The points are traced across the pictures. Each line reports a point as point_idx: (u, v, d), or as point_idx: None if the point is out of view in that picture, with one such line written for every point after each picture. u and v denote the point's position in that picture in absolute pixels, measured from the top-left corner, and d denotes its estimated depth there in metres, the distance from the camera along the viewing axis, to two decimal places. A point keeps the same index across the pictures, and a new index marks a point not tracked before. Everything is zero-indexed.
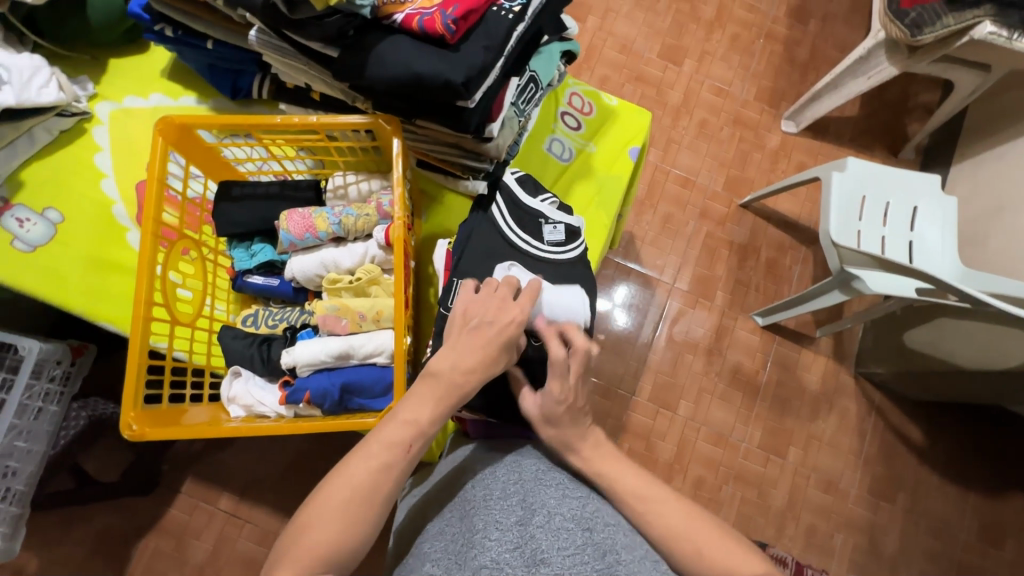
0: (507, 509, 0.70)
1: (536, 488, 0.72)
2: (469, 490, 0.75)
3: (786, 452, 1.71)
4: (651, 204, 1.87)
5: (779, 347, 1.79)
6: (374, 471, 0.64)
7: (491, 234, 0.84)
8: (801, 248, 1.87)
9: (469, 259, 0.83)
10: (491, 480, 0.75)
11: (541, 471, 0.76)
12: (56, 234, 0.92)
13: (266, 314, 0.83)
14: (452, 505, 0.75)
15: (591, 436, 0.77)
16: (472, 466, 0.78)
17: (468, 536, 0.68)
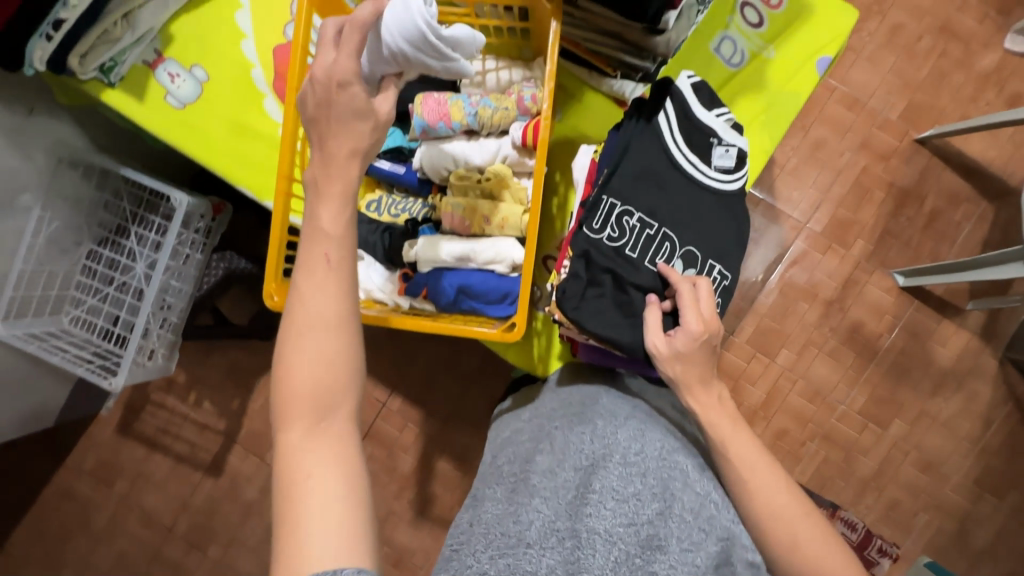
0: (626, 480, 0.71)
1: (657, 467, 0.74)
2: (588, 443, 0.76)
3: (888, 423, 1.58)
4: (802, 125, 1.59)
5: (915, 313, 1.57)
6: (314, 299, 0.61)
7: (654, 149, 0.82)
8: (981, 201, 1.55)
9: (627, 174, 0.81)
10: (612, 440, 0.76)
11: (665, 448, 0.77)
12: (200, 92, 0.93)
13: (389, 203, 0.87)
14: (564, 447, 0.76)
15: (716, 392, 0.78)
16: (594, 420, 0.79)
17: (582, 493, 0.70)
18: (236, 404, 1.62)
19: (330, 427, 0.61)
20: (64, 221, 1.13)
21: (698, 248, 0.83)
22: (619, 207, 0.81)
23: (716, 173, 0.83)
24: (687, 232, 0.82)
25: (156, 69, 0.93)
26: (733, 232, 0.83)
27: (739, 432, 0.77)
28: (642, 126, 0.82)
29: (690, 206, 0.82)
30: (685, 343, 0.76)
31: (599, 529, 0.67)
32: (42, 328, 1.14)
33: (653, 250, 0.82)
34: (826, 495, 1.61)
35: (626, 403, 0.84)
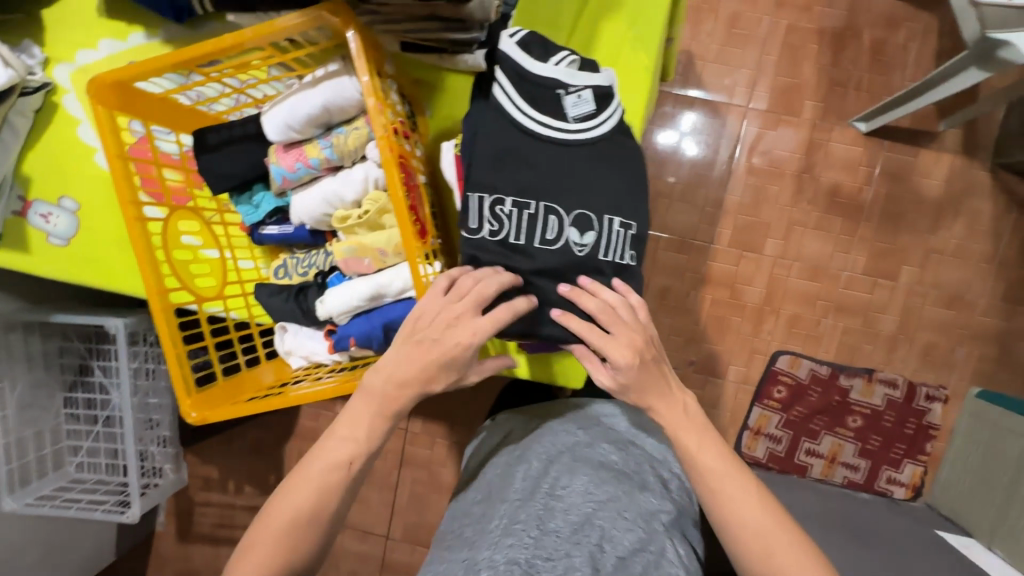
0: (552, 515, 0.73)
1: (582, 499, 0.75)
2: (519, 485, 0.80)
3: (897, 273, 1.52)
4: (711, 7, 1.48)
5: (889, 154, 1.48)
6: (326, 471, 0.65)
7: (503, 124, 0.67)
8: (921, 15, 1.44)
9: (483, 161, 0.67)
10: (540, 479, 0.79)
11: (592, 483, 0.77)
12: (82, 226, 0.86)
13: (295, 262, 0.77)
14: (501, 495, 0.80)
15: (679, 401, 0.71)
16: (529, 462, 0.83)
17: (506, 525, 0.73)
18: (272, 479, 1.64)
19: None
20: (30, 381, 1.12)
21: (590, 209, 0.68)
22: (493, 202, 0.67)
23: (577, 125, 0.67)
24: (571, 195, 0.67)
25: (24, 215, 0.84)
26: (626, 182, 0.69)
27: (706, 441, 0.71)
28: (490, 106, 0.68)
29: (566, 173, 0.67)
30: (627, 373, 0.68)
31: (517, 559, 0.68)
32: (51, 487, 1.16)
33: (540, 231, 0.68)
34: (859, 363, 1.57)
35: (564, 436, 0.87)
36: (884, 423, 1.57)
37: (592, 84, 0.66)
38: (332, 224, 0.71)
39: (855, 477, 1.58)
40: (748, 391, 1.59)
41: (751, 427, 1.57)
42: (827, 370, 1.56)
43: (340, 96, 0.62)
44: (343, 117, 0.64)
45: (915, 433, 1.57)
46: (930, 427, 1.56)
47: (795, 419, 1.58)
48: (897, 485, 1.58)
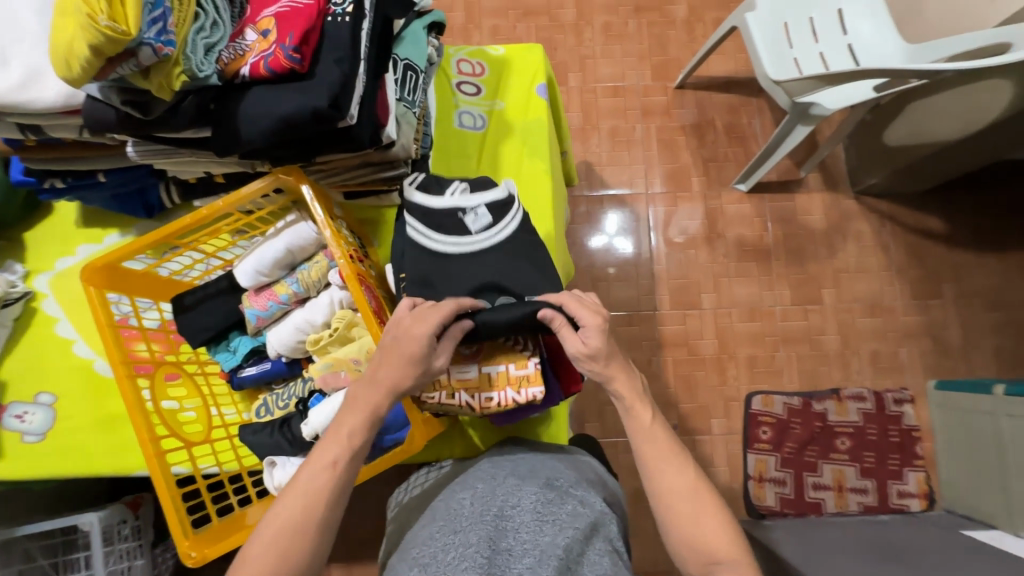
0: (503, 534, 0.67)
1: (535, 520, 0.69)
2: (467, 504, 0.71)
3: (821, 296, 1.70)
4: (593, 127, 1.81)
5: (773, 204, 1.75)
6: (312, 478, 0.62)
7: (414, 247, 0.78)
8: (752, 100, 1.82)
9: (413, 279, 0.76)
10: (489, 497, 0.72)
11: (541, 500, 0.71)
12: (57, 418, 0.88)
13: (274, 398, 0.82)
14: (444, 516, 0.71)
15: (634, 377, 0.73)
16: (473, 484, 0.75)
17: (460, 547, 0.65)
18: None
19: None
20: None
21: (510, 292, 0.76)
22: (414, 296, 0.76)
23: (483, 234, 0.78)
24: (489, 287, 0.76)
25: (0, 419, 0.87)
26: (532, 268, 0.77)
27: (656, 424, 0.72)
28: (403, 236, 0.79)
29: (479, 273, 0.76)
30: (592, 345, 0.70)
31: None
32: None
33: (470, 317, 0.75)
34: (824, 385, 1.66)
35: (511, 459, 0.81)
36: (870, 437, 1.61)
37: (486, 201, 0.78)
38: (306, 348, 0.78)
39: (869, 501, 1.57)
40: (738, 440, 1.62)
41: (752, 475, 1.59)
42: (799, 400, 1.63)
43: (299, 238, 0.74)
44: (304, 255, 0.76)
45: (902, 439, 1.61)
46: (912, 430, 1.62)
47: (790, 456, 1.60)
48: (909, 497, 1.57)
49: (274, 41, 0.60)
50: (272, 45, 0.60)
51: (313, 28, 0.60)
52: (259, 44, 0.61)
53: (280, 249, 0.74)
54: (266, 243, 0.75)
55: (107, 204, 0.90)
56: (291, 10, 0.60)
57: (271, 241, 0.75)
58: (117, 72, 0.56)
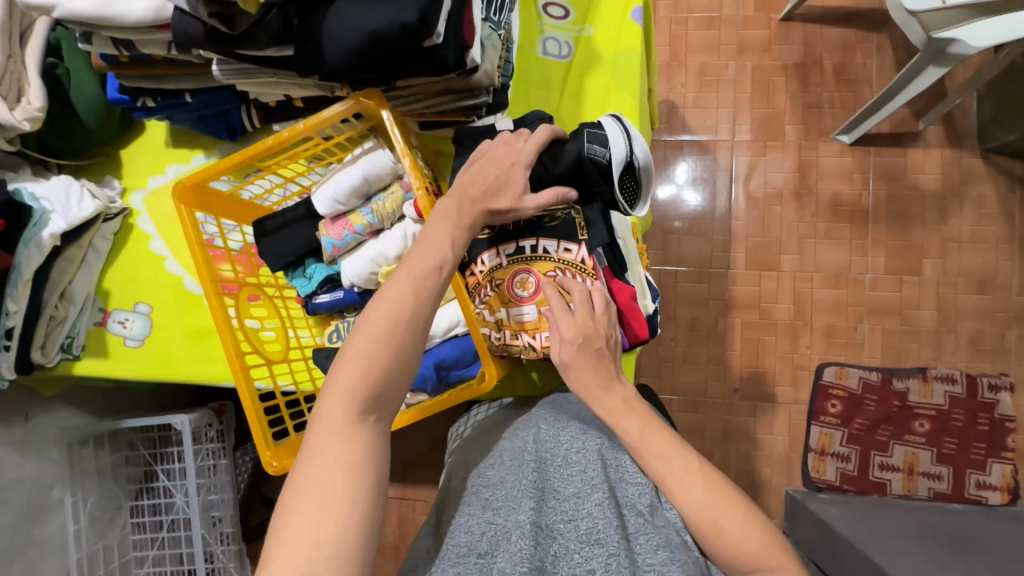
0: (568, 480, 0.67)
1: (600, 462, 0.69)
2: (530, 444, 0.72)
3: (920, 267, 1.53)
4: (680, 64, 1.66)
5: (879, 159, 1.56)
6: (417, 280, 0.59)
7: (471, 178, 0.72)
8: (871, 36, 1.59)
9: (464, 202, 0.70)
10: (553, 441, 0.72)
11: (606, 445, 0.71)
12: (152, 326, 0.95)
13: (346, 326, 0.84)
14: (509, 452, 0.72)
15: (618, 393, 0.63)
16: (537, 424, 0.75)
17: (526, 488, 0.66)
18: None
19: (374, 428, 0.57)
20: (98, 493, 1.17)
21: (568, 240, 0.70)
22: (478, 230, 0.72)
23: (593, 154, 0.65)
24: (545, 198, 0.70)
25: (106, 324, 0.96)
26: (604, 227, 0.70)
27: (650, 431, 0.62)
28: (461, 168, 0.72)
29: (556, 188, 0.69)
30: (571, 351, 0.64)
31: (540, 522, 0.62)
32: None
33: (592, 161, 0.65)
34: (909, 363, 1.54)
35: (571, 403, 0.80)
36: (954, 422, 1.49)
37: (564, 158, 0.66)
38: (378, 281, 0.78)
39: (941, 488, 1.47)
40: (802, 411, 1.54)
41: (814, 448, 1.52)
42: (877, 375, 1.52)
43: (377, 167, 0.73)
44: (380, 185, 0.75)
45: (991, 428, 1.48)
46: (1005, 420, 1.47)
47: (859, 433, 1.51)
48: (989, 489, 1.45)
49: None
50: None
51: None
52: None
53: (357, 179, 0.74)
54: (342, 170, 0.75)
55: (194, 125, 0.92)
56: None
57: (347, 169, 0.74)
58: None
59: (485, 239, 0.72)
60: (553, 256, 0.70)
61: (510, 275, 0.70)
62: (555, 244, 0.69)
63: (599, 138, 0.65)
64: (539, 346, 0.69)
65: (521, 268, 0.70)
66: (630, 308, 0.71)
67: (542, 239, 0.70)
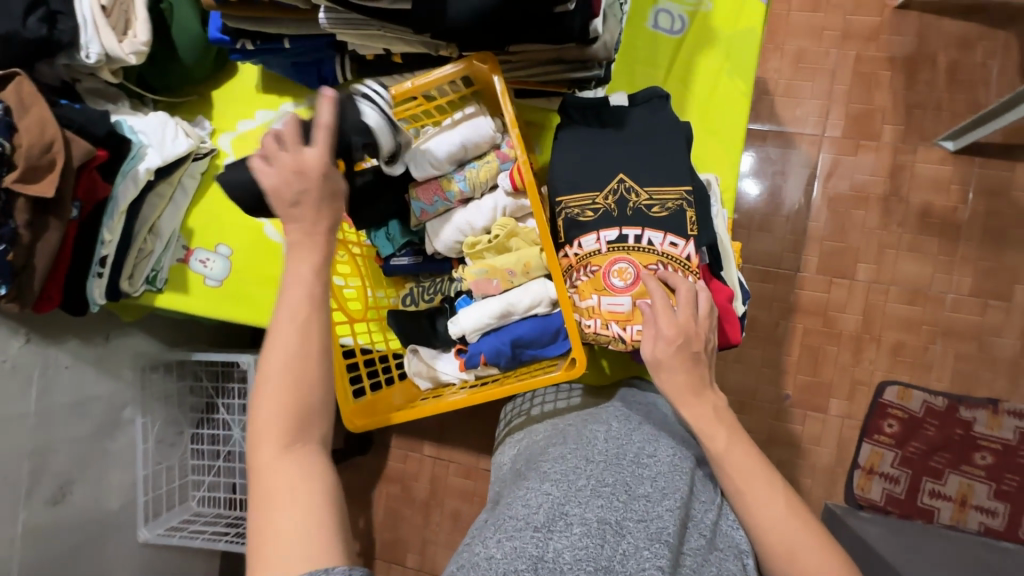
0: (640, 479, 0.66)
1: (672, 471, 0.68)
2: (603, 439, 0.70)
3: (1010, 293, 1.43)
4: (775, 46, 1.55)
5: (983, 172, 1.44)
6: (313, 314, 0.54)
7: (582, 156, 0.69)
8: (994, 34, 1.45)
9: (571, 177, 0.68)
10: (626, 440, 0.71)
11: (677, 455, 0.70)
12: (232, 268, 0.98)
13: (420, 290, 0.85)
14: (577, 441, 0.71)
15: (710, 401, 0.62)
16: (609, 421, 0.74)
17: (596, 482, 0.65)
18: (363, 523, 1.48)
19: (305, 453, 0.54)
20: (164, 418, 1.24)
21: (676, 233, 0.66)
22: (584, 212, 0.67)
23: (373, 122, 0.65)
24: (653, 176, 0.67)
25: (188, 261, 0.98)
26: (708, 219, 0.69)
27: (737, 444, 0.62)
28: (571, 147, 0.70)
29: (667, 170, 0.67)
30: (667, 351, 0.62)
31: (607, 519, 0.61)
32: (178, 519, 1.25)
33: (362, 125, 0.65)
34: (979, 393, 1.45)
35: (644, 401, 0.80)
36: (1020, 459, 1.41)
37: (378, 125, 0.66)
38: (462, 250, 0.78)
39: (994, 524, 1.40)
40: (855, 427, 1.49)
41: (862, 465, 1.47)
42: (942, 401, 1.44)
43: (475, 134, 0.71)
44: (475, 153, 0.73)
45: None
46: None
47: (912, 457, 1.45)
48: None
49: None
50: None
51: None
52: None
53: (456, 145, 0.72)
54: (439, 134, 0.73)
55: (285, 72, 0.92)
56: None
57: (444, 135, 0.72)
58: None
59: (587, 221, 0.67)
60: (656, 248, 0.66)
61: (607, 263, 0.66)
62: (661, 237, 0.65)
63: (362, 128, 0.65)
64: (630, 340, 0.67)
65: (621, 257, 0.66)
66: (725, 310, 0.70)
67: (648, 230, 0.66)
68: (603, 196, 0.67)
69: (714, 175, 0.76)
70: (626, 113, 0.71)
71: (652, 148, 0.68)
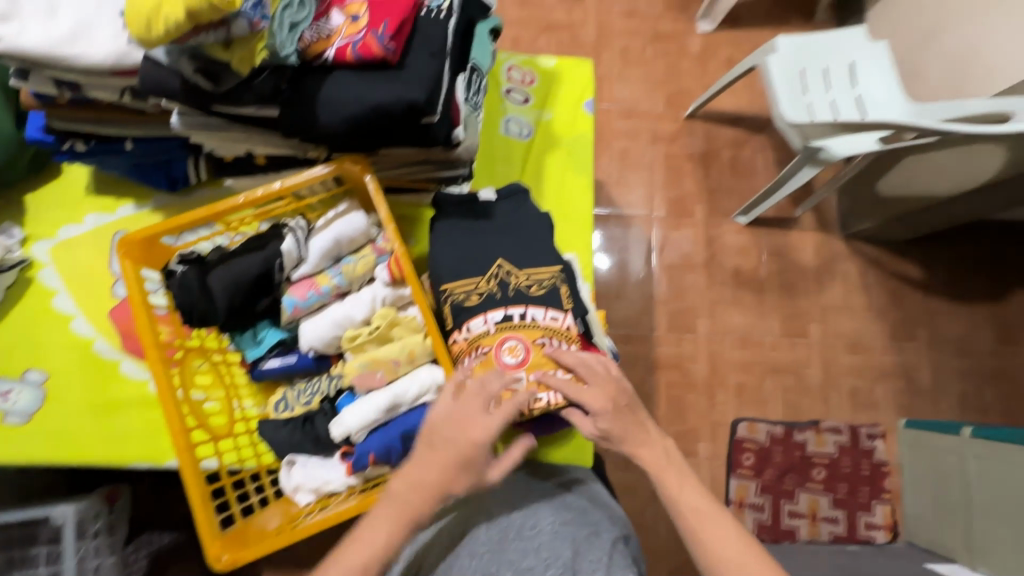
0: (522, 556, 0.69)
1: (553, 539, 0.71)
2: (483, 529, 0.73)
3: (807, 331, 1.77)
4: (604, 146, 1.85)
5: (769, 238, 1.82)
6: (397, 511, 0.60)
7: (462, 245, 0.75)
8: (755, 136, 1.89)
9: (453, 267, 0.74)
10: (505, 521, 0.74)
11: (559, 521, 0.73)
12: (46, 400, 0.81)
13: (295, 394, 0.77)
14: (462, 538, 0.74)
15: (657, 443, 0.67)
16: (488, 505, 0.76)
17: None
18: None
19: None
20: None
21: (549, 305, 0.73)
22: (469, 295, 0.73)
23: (290, 254, 0.72)
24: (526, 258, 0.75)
25: None
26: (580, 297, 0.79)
27: (686, 484, 0.64)
28: (453, 233, 0.76)
29: (537, 251, 0.76)
30: (608, 419, 0.67)
31: None
32: None
33: (283, 262, 0.72)
34: (805, 417, 1.73)
35: (548, 468, 0.85)
36: (844, 469, 1.68)
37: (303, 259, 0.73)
38: (341, 345, 0.75)
39: (839, 531, 1.63)
40: (722, 464, 1.66)
41: (733, 500, 1.62)
42: (780, 428, 1.69)
43: (349, 229, 0.73)
44: (351, 247, 0.74)
45: (872, 473, 1.69)
46: (881, 465, 1.70)
47: (770, 483, 1.65)
48: (876, 529, 1.65)
49: (364, 26, 0.59)
50: (362, 31, 0.58)
51: (408, 19, 0.59)
52: (347, 27, 0.59)
53: (332, 243, 0.73)
54: (312, 236, 0.74)
55: (124, 172, 0.84)
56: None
57: (323, 233, 0.73)
58: (196, 40, 0.53)
59: (474, 305, 0.73)
60: (540, 323, 0.72)
61: (497, 343, 0.71)
62: (543, 312, 0.72)
63: (277, 259, 0.72)
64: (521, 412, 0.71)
65: (510, 334, 0.72)
66: None
67: (530, 308, 0.73)
68: (486, 280, 0.74)
69: (575, 255, 0.86)
70: (497, 205, 0.79)
71: (524, 237, 0.77)
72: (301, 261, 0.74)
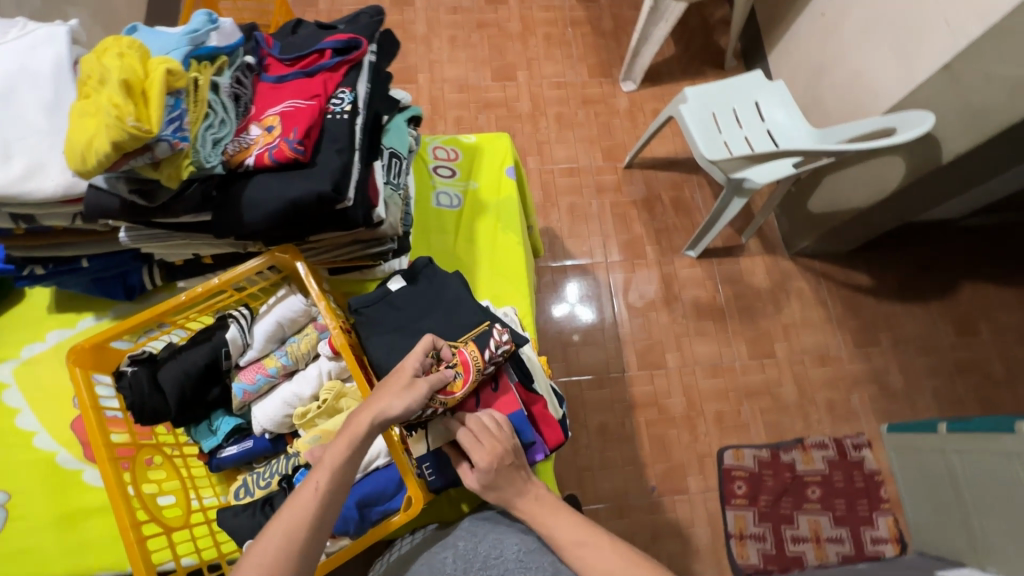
0: None
1: (517, 567, 0.72)
2: (450, 564, 0.74)
3: (774, 350, 1.81)
4: (553, 204, 1.97)
5: (721, 267, 1.91)
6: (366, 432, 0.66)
7: (395, 341, 0.77)
8: (692, 176, 2.03)
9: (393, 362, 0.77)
10: (473, 554, 0.75)
11: (523, 549, 0.75)
12: (7, 520, 0.82)
13: (254, 478, 0.80)
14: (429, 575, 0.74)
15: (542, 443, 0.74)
16: (456, 542, 0.77)
17: None
18: None
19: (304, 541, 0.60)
20: None
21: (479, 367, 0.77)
22: None
23: (234, 343, 0.77)
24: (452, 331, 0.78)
25: None
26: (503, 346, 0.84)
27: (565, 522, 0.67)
28: (387, 335, 0.79)
29: (458, 317, 0.80)
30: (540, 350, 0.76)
31: None
32: None
33: (232, 351, 0.77)
34: (788, 436, 1.73)
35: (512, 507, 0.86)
36: (838, 484, 1.67)
37: (249, 347, 0.79)
38: (292, 423, 0.79)
39: (846, 550, 1.59)
40: (715, 497, 1.64)
41: (733, 533, 1.59)
42: (766, 451, 1.69)
43: (290, 311, 0.79)
44: (294, 328, 0.80)
45: (866, 484, 1.68)
46: (874, 474, 1.69)
47: (767, 510, 1.62)
48: (882, 543, 1.61)
49: (278, 135, 0.68)
50: (276, 139, 0.67)
51: (314, 124, 0.68)
52: (263, 137, 0.68)
53: (275, 327, 0.78)
54: (256, 323, 0.79)
55: (83, 288, 0.90)
56: (295, 110, 0.69)
57: (267, 318, 0.79)
58: (128, 165, 0.61)
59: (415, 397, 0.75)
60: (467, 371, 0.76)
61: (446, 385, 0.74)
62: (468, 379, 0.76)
63: (222, 349, 0.77)
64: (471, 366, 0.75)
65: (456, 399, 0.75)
66: (545, 417, 0.84)
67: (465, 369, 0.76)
68: None
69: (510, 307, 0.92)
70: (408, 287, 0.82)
71: (446, 309, 0.80)
72: (246, 348, 0.78)
